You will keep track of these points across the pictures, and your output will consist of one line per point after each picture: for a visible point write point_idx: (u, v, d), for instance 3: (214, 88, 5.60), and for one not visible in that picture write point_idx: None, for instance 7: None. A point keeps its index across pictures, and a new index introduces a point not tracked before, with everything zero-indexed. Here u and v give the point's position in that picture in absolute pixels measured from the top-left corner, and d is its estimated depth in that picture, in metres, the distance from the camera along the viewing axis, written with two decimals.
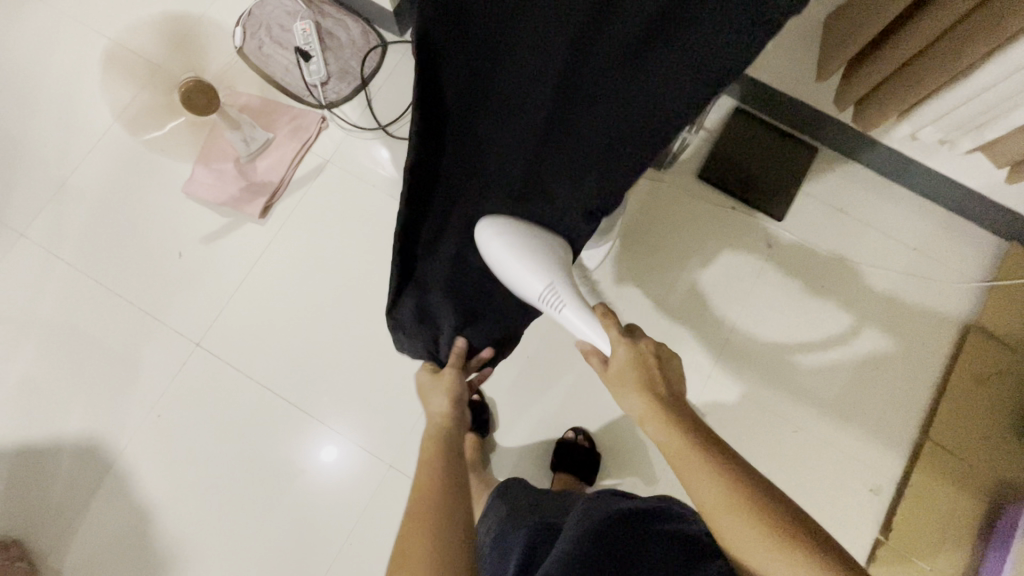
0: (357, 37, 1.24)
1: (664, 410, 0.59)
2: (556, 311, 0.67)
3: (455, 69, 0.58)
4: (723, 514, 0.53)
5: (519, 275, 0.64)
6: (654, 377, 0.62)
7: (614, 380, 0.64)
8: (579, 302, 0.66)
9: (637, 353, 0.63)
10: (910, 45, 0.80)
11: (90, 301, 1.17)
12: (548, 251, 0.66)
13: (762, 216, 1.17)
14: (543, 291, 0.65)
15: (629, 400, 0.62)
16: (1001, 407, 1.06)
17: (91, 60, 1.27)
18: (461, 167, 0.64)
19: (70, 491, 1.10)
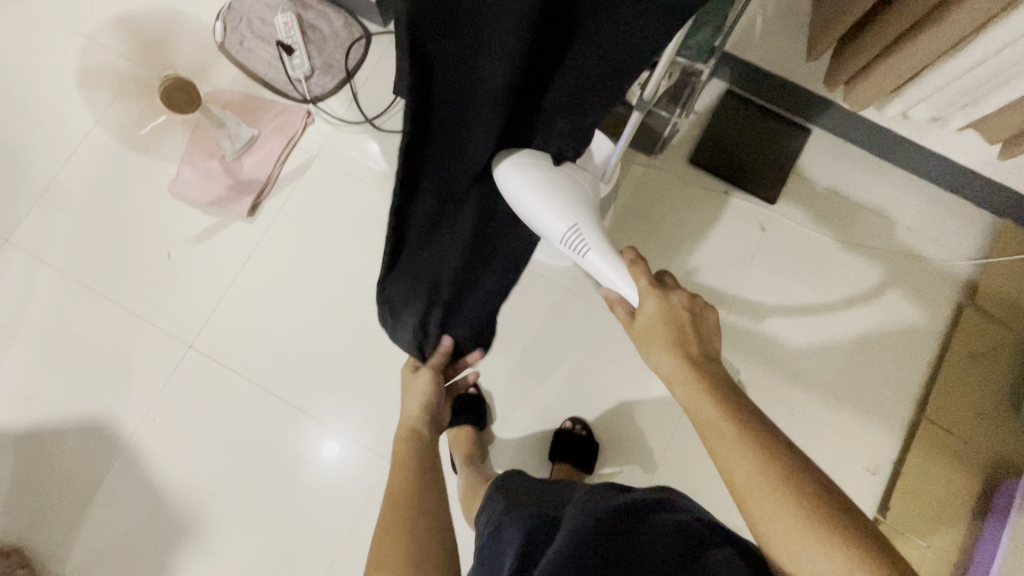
0: (339, 29, 1.22)
1: (694, 369, 0.60)
2: (580, 253, 0.72)
3: (436, 47, 0.50)
4: (749, 486, 0.52)
5: (547, 215, 0.69)
6: (686, 334, 0.63)
7: (643, 336, 0.65)
8: (603, 246, 0.71)
9: (669, 310, 0.64)
10: (900, 21, 0.78)
11: (79, 306, 1.16)
12: (571, 193, 0.71)
13: (754, 200, 1.16)
14: (568, 232, 0.71)
15: (657, 356, 0.63)
16: (997, 384, 1.06)
17: (68, 60, 1.24)
18: (451, 153, 0.61)
19: (68, 497, 1.10)
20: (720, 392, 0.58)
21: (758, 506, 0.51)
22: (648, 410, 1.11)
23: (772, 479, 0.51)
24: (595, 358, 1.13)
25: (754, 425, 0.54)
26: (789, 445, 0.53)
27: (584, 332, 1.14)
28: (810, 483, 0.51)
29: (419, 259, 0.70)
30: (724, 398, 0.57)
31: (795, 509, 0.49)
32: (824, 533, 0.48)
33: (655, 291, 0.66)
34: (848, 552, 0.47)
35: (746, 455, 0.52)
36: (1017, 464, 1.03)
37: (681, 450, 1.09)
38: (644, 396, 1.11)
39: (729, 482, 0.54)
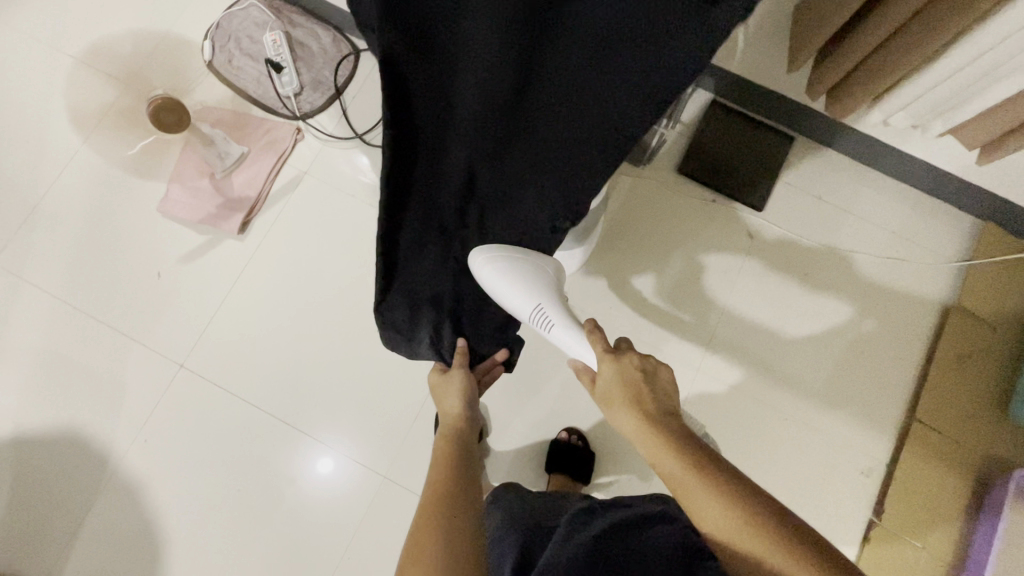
0: (328, 45, 1.23)
1: (652, 424, 0.62)
2: (546, 329, 0.74)
3: (415, 77, 0.55)
4: (723, 534, 0.54)
5: (513, 300, 0.71)
6: (642, 390, 0.65)
7: (605, 400, 0.68)
8: (566, 320, 0.73)
9: (623, 374, 0.67)
10: (876, 35, 0.80)
11: (68, 327, 1.15)
12: (539, 275, 0.71)
13: (742, 208, 1.17)
14: (532, 312, 0.72)
15: (620, 417, 0.66)
16: (985, 385, 1.08)
17: (55, 80, 1.24)
18: (431, 177, 0.64)
19: (57, 521, 1.08)
20: (679, 443, 0.59)
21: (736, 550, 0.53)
22: None
23: (741, 527, 0.53)
24: None
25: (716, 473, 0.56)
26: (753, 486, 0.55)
27: None
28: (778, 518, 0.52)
29: (417, 271, 0.71)
30: (683, 450, 0.59)
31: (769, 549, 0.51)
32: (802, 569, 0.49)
33: (610, 358, 0.69)
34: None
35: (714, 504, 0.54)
36: (1006, 462, 1.05)
37: None
38: None
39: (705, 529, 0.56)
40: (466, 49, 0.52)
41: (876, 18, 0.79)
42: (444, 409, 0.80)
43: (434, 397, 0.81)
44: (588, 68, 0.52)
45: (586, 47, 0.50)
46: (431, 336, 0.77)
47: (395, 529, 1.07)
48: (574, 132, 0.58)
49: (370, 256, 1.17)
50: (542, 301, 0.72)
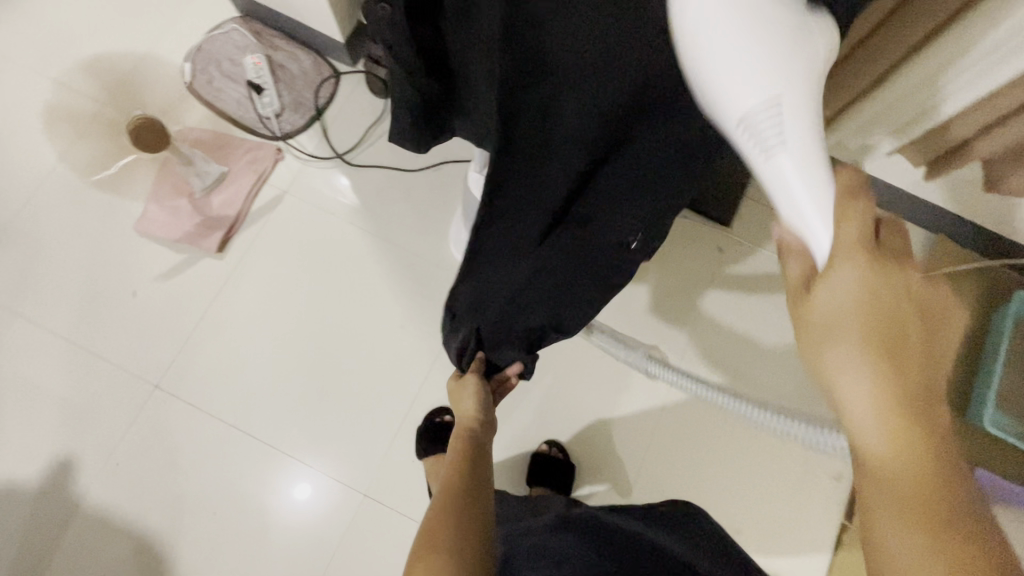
0: (308, 67, 1.25)
1: (890, 365, 0.42)
2: (763, 152, 0.36)
3: (526, 96, 0.45)
4: (904, 516, 0.41)
5: (722, 67, 0.33)
6: (907, 330, 0.43)
7: (826, 328, 0.45)
8: (811, 155, 0.37)
9: (881, 289, 0.43)
10: None
11: (38, 349, 1.12)
12: (793, 36, 0.33)
13: (713, 224, 1.23)
14: (762, 105, 0.34)
15: (839, 322, 0.44)
16: (943, 389, 1.13)
17: (30, 101, 1.24)
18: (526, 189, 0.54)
19: (19, 554, 1.03)
20: (911, 396, 0.42)
21: (897, 521, 0.41)
22: (624, 429, 1.13)
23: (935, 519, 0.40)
24: (569, 379, 1.15)
25: (942, 454, 0.41)
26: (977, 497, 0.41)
27: (556, 354, 1.16)
28: (994, 545, 0.39)
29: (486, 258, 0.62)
30: (915, 417, 0.42)
31: (946, 554, 0.39)
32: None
33: (866, 258, 0.43)
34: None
35: (914, 473, 0.41)
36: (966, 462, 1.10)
37: (657, 467, 1.11)
38: (619, 415, 1.14)
39: (874, 483, 0.43)
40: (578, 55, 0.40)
41: None
42: (461, 410, 0.82)
43: (452, 397, 0.84)
44: None
45: None
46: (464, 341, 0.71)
47: (377, 547, 1.06)
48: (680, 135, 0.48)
49: (350, 272, 1.18)
50: (782, 85, 0.34)
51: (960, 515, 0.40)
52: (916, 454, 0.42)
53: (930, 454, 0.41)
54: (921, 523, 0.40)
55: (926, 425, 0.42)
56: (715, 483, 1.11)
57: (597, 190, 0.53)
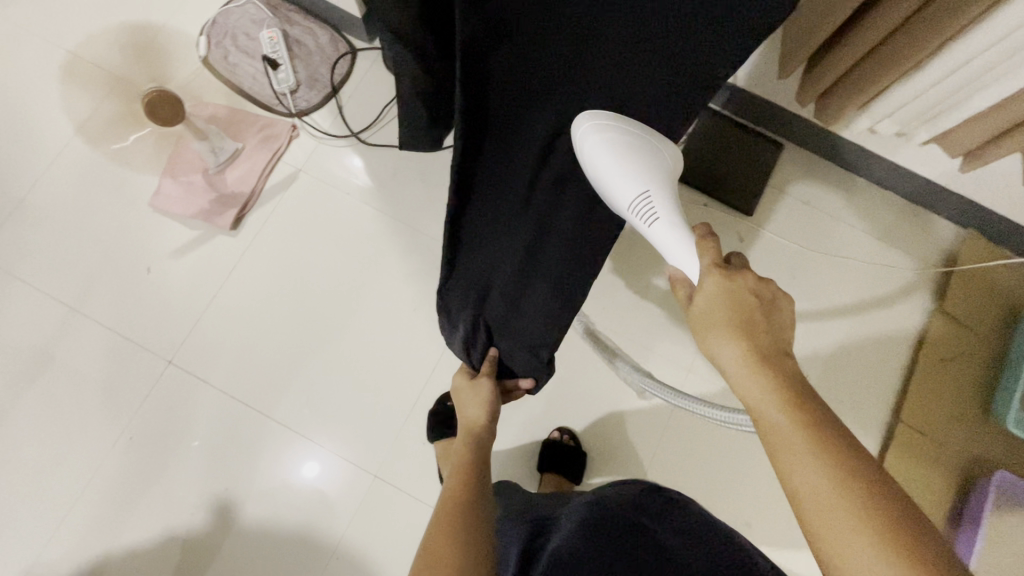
0: (325, 44, 1.23)
1: (761, 361, 0.53)
2: (648, 223, 0.69)
3: (496, 85, 0.66)
4: (814, 494, 0.46)
5: (614, 177, 0.68)
6: (754, 326, 0.56)
7: (705, 320, 0.59)
8: (671, 213, 0.68)
9: (735, 295, 0.58)
10: (861, 46, 0.83)
11: (53, 323, 1.13)
12: (649, 158, 0.69)
13: (736, 214, 1.20)
14: (638, 198, 0.69)
15: (717, 338, 0.57)
16: (968, 389, 1.10)
17: (46, 71, 1.23)
18: (498, 164, 0.71)
19: (36, 522, 1.05)
20: (764, 360, 0.54)
21: (791, 462, 0.48)
22: (637, 420, 1.12)
23: (844, 487, 0.45)
24: (582, 367, 1.13)
25: (801, 401, 0.50)
26: (840, 424, 0.49)
27: (570, 341, 1.14)
28: (860, 457, 0.47)
29: (467, 270, 0.74)
30: (775, 369, 0.53)
31: (829, 480, 0.46)
32: (856, 507, 0.44)
33: (716, 270, 0.61)
34: (892, 543, 0.42)
35: (788, 415, 0.50)
36: (987, 464, 1.07)
37: (670, 459, 1.10)
38: (632, 406, 1.12)
39: (766, 438, 0.51)
40: (522, 66, 0.66)
41: (860, 31, 0.82)
42: (466, 413, 0.77)
43: (457, 399, 0.79)
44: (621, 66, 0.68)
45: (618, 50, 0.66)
46: (468, 328, 0.75)
47: (385, 528, 1.06)
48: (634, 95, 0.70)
49: (364, 254, 1.17)
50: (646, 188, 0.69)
51: (832, 445, 0.47)
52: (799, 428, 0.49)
53: (793, 403, 0.50)
54: (811, 460, 0.47)
55: (785, 378, 0.52)
56: (729, 477, 1.09)
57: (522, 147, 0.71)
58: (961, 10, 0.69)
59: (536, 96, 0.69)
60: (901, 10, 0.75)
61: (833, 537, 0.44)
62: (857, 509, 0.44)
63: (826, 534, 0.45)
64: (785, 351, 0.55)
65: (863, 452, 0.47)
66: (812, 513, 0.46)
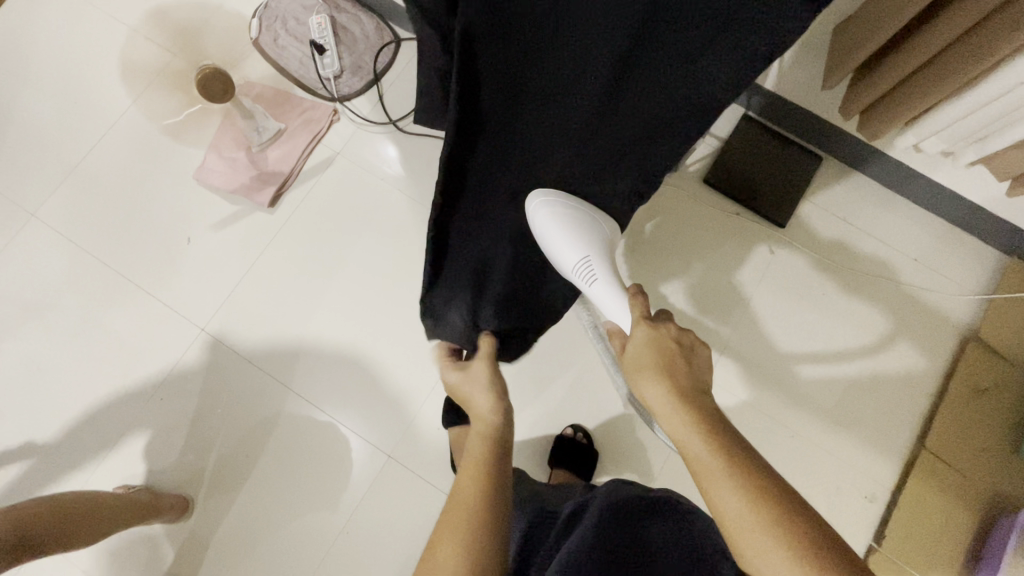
0: (370, 32, 1.26)
1: (683, 399, 0.58)
2: (588, 284, 0.74)
3: (490, 93, 0.60)
4: (740, 523, 0.49)
5: (560, 243, 0.72)
6: (676, 368, 0.61)
7: (635, 365, 0.63)
8: (609, 277, 0.74)
9: (657, 342, 0.64)
10: (909, 61, 0.81)
11: (97, 283, 1.18)
12: (592, 229, 0.74)
13: (766, 224, 1.19)
14: (579, 262, 0.73)
15: (647, 384, 0.61)
16: (998, 422, 1.07)
17: (107, 44, 1.29)
18: (491, 163, 0.67)
19: (69, 468, 1.11)
20: (686, 399, 0.58)
21: (717, 492, 0.51)
22: (651, 423, 1.11)
23: (764, 516, 0.48)
24: (601, 366, 1.14)
25: (719, 432, 0.54)
26: (748, 446, 0.54)
27: (590, 340, 1.14)
28: (766, 474, 0.51)
29: (458, 265, 0.70)
30: (692, 404, 0.58)
31: (752, 508, 0.48)
32: (773, 524, 0.47)
33: (644, 324, 0.66)
34: (808, 558, 0.45)
35: (707, 445, 0.53)
36: (1015, 500, 1.04)
37: (683, 466, 1.09)
38: None
39: (694, 471, 0.54)
40: (523, 77, 0.61)
41: (911, 46, 0.80)
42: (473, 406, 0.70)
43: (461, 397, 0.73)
44: (628, 94, 0.62)
45: (625, 79, 0.61)
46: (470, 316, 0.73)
47: (395, 508, 1.09)
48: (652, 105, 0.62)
49: (394, 239, 1.19)
50: (589, 253, 0.73)
51: (750, 472, 0.51)
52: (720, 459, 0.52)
53: (711, 438, 0.54)
54: (734, 487, 0.50)
55: (704, 413, 0.56)
56: None
57: (519, 153, 0.68)
58: (1015, 32, 0.68)
59: (535, 107, 0.64)
60: (952, 29, 0.73)
61: (760, 557, 0.47)
62: (773, 524, 0.47)
63: (758, 560, 0.48)
64: (702, 390, 0.60)
65: (769, 470, 0.52)
66: (741, 537, 0.49)
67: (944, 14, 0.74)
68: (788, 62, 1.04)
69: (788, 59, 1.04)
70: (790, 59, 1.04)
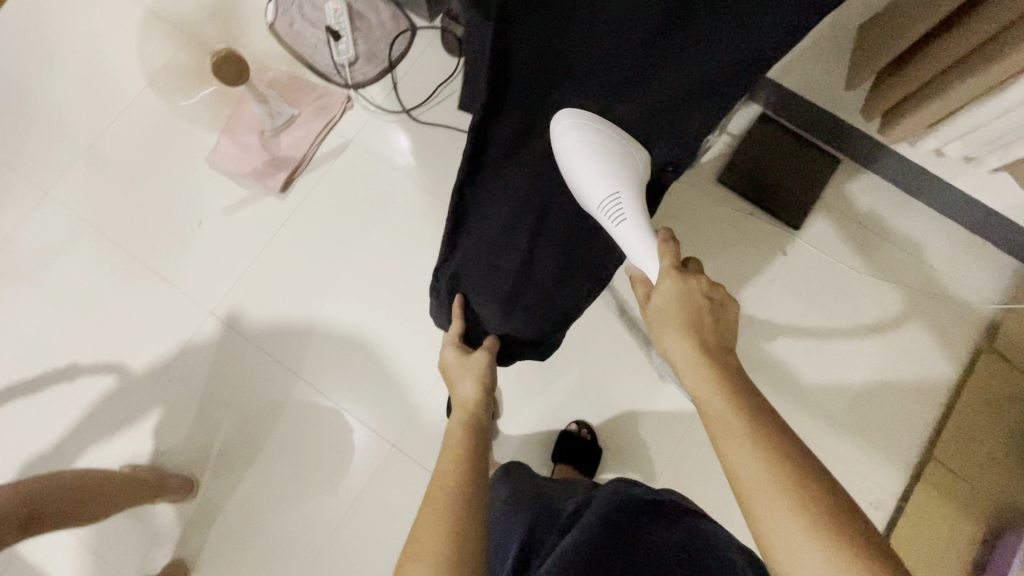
0: (386, 20, 1.25)
1: (710, 356, 0.57)
2: (615, 223, 0.70)
3: (520, 68, 0.68)
4: (753, 484, 0.48)
5: (588, 172, 0.70)
6: (704, 326, 0.60)
7: (659, 318, 0.62)
8: (638, 218, 0.70)
9: (686, 294, 0.62)
10: (936, 62, 0.79)
11: (108, 263, 1.19)
12: (622, 162, 0.71)
13: (779, 225, 1.18)
14: (608, 197, 0.70)
15: (670, 339, 0.60)
16: (1008, 434, 1.05)
17: (123, 25, 1.29)
18: (514, 134, 0.74)
19: (77, 445, 1.13)
20: (712, 357, 0.57)
21: (734, 451, 0.50)
22: (656, 422, 1.11)
23: (780, 477, 0.47)
24: (607, 363, 1.13)
25: (740, 393, 0.53)
26: (769, 409, 0.52)
27: (597, 337, 1.14)
28: (786, 439, 0.49)
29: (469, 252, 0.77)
30: (716, 363, 0.56)
31: (768, 468, 0.47)
32: (787, 488, 0.46)
33: (674, 272, 0.64)
34: (821, 522, 0.44)
35: (730, 404, 0.53)
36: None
37: (687, 466, 1.09)
38: (652, 408, 1.11)
39: (713, 431, 0.53)
40: (554, 48, 0.67)
41: (938, 47, 0.78)
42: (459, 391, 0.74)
43: (449, 381, 0.77)
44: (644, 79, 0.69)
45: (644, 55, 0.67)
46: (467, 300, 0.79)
47: (398, 496, 1.09)
48: (668, 72, 0.67)
49: (404, 228, 1.19)
50: (618, 189, 0.70)
51: (768, 434, 0.50)
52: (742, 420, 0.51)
53: (733, 397, 0.53)
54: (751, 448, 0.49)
55: (727, 372, 0.56)
56: None
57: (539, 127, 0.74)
58: None
59: (562, 82, 0.71)
60: (981, 32, 0.72)
61: (771, 521, 0.46)
62: (789, 486, 0.46)
63: (770, 524, 0.46)
64: (727, 350, 0.59)
65: (790, 437, 0.50)
66: (753, 497, 0.47)
67: (975, 15, 0.72)
68: (802, 65, 1.03)
69: (800, 62, 1.02)
70: (804, 62, 1.02)
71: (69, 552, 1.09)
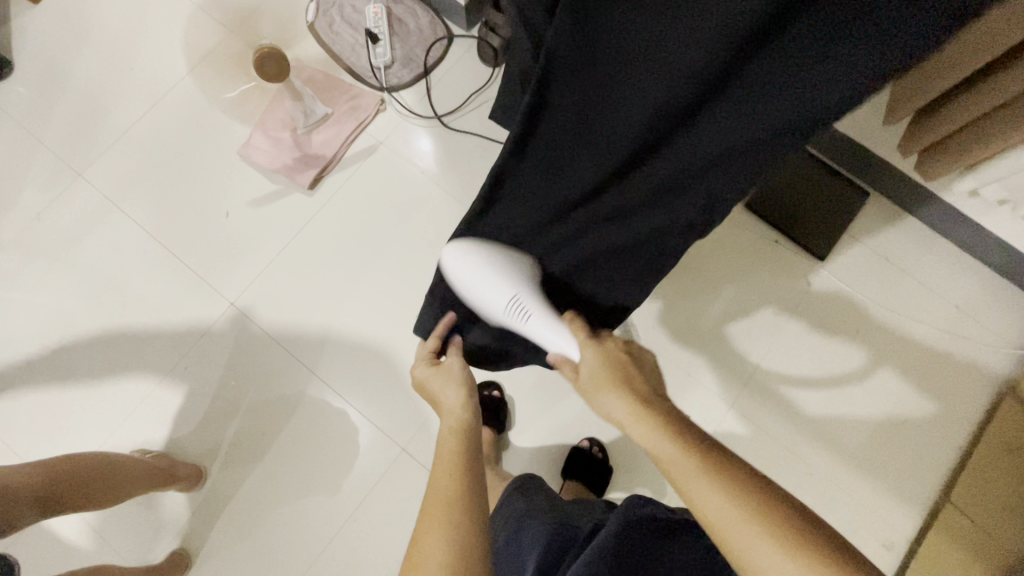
0: (424, 26, 1.26)
1: (647, 405, 0.55)
2: (525, 320, 0.67)
3: (554, 120, 0.59)
4: (727, 521, 0.46)
5: (483, 291, 0.68)
6: (633, 375, 0.59)
7: (590, 384, 0.60)
8: (544, 309, 0.67)
9: (608, 353, 0.61)
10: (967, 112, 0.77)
11: (134, 248, 1.20)
12: (515, 263, 0.68)
13: (805, 255, 1.17)
14: (508, 301, 0.67)
15: (606, 401, 0.58)
16: None
17: (168, 15, 1.31)
18: (536, 185, 0.66)
19: (91, 426, 1.13)
20: (650, 402, 0.55)
21: (696, 492, 0.48)
22: None
23: (751, 509, 0.46)
24: None
25: (686, 432, 0.52)
26: (716, 442, 0.52)
27: None
28: (744, 469, 0.49)
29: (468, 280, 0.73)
30: (654, 407, 0.55)
31: (739, 502, 0.47)
32: (756, 517, 0.46)
33: (591, 339, 0.63)
34: (805, 545, 0.44)
35: (677, 445, 0.51)
36: None
37: None
38: None
39: (666, 473, 0.51)
40: (591, 115, 0.56)
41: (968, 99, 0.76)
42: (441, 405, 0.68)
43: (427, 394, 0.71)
44: (686, 175, 0.56)
45: (690, 149, 0.54)
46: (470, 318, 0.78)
47: (405, 501, 1.09)
48: (711, 168, 0.54)
49: (428, 232, 1.19)
50: (517, 290, 0.67)
51: (727, 467, 0.49)
52: (700, 463, 0.49)
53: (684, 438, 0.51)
54: (716, 486, 0.48)
55: (670, 415, 0.54)
56: None
57: (553, 189, 0.65)
58: None
59: (586, 149, 0.60)
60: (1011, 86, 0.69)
61: (750, 555, 0.45)
62: (762, 516, 0.46)
63: (757, 563, 0.45)
64: (658, 394, 0.58)
65: (740, 461, 0.50)
66: (726, 532, 0.47)
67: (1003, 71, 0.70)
68: None
69: None
70: None
71: (75, 535, 1.09)
